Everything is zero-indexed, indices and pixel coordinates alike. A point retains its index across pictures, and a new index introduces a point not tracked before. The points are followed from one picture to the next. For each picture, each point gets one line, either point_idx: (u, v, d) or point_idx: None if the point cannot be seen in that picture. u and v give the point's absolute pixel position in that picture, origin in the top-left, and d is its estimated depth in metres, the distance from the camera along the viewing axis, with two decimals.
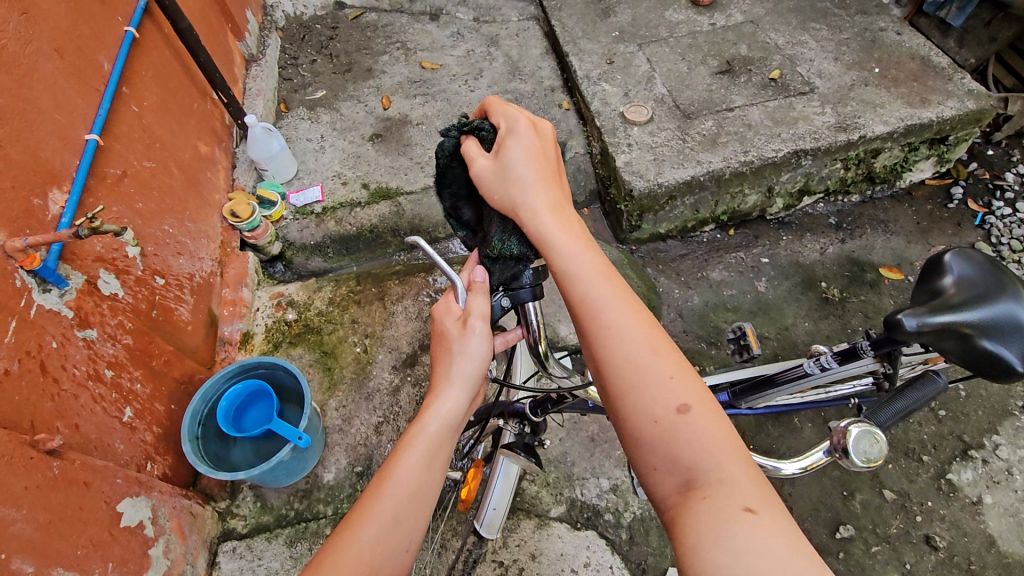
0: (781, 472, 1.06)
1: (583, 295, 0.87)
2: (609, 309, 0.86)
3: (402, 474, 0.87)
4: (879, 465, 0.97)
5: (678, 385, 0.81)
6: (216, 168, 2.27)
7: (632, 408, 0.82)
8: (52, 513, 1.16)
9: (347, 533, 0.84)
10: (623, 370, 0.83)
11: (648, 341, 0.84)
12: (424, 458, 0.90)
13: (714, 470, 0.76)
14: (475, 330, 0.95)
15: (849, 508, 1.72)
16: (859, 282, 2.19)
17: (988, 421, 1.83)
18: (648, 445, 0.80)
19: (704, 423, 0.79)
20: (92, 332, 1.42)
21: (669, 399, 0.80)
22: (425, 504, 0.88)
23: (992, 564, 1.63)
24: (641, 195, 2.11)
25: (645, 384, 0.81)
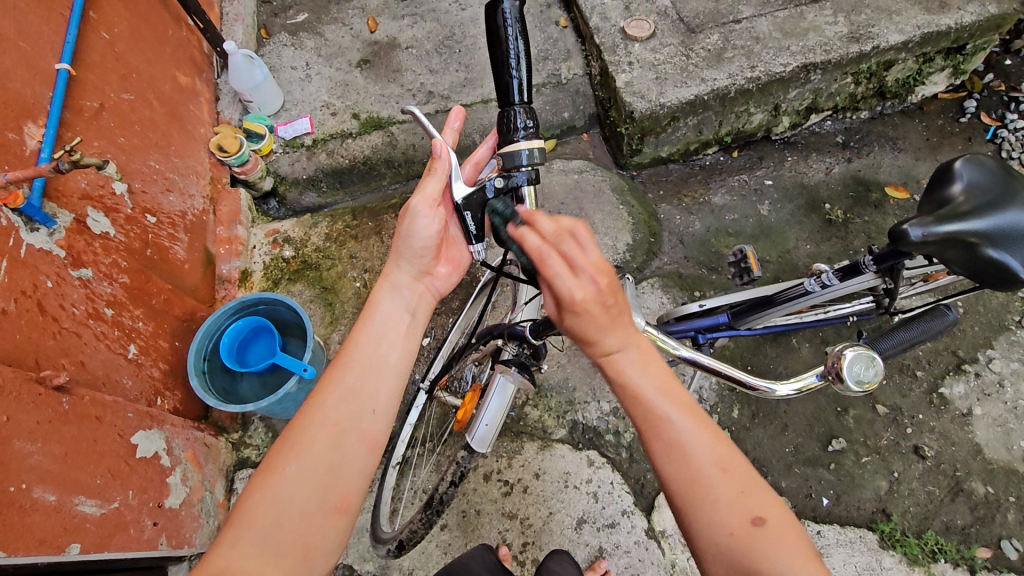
0: (774, 394, 1.03)
1: (661, 415, 0.79)
2: (680, 423, 0.79)
3: (364, 345, 0.95)
4: (871, 388, 0.96)
5: (750, 497, 0.76)
6: (199, 100, 2.17)
7: (703, 526, 0.75)
8: (68, 445, 1.18)
9: (312, 402, 0.90)
10: (706, 487, 0.76)
11: (715, 455, 0.78)
12: (381, 330, 0.97)
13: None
14: (420, 210, 1.00)
15: (842, 423, 1.77)
16: (864, 203, 2.15)
17: (985, 336, 1.85)
18: (726, 567, 0.74)
19: (782, 540, 0.74)
20: (87, 271, 1.41)
21: (745, 509, 0.75)
22: (395, 378, 0.94)
23: (977, 470, 1.70)
24: (643, 117, 2.04)
25: (724, 501, 0.75)
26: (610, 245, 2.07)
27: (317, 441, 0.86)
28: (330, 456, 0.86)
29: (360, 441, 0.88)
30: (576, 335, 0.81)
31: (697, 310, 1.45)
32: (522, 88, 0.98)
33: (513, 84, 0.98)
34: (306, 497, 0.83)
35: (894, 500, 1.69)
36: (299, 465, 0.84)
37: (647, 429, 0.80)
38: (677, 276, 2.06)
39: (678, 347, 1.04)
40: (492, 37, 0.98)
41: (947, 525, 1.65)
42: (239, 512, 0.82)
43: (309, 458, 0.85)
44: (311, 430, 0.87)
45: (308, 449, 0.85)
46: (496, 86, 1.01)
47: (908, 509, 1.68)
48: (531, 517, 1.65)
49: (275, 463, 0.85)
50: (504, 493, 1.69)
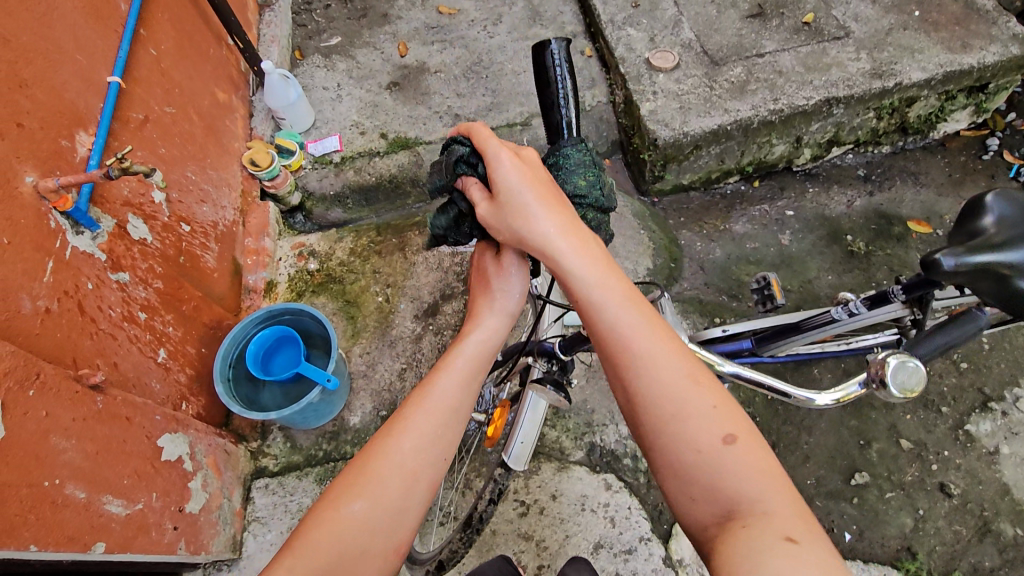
0: (814, 403, 1.05)
1: (614, 326, 0.84)
2: (644, 340, 0.83)
3: (444, 393, 0.90)
4: (916, 394, 0.96)
5: (720, 415, 0.79)
6: (234, 116, 2.24)
7: (671, 443, 0.79)
8: (100, 443, 1.20)
9: (384, 440, 0.86)
10: (672, 400, 0.79)
11: (687, 371, 0.81)
12: (461, 379, 0.92)
13: (762, 505, 0.73)
14: (513, 270, 1.00)
15: (865, 457, 1.75)
16: (886, 235, 2.15)
17: (1011, 373, 1.83)
18: (689, 483, 0.77)
19: (745, 455, 0.77)
20: (124, 275, 1.45)
21: (714, 428, 0.78)
22: (457, 425, 0.90)
23: (1005, 510, 1.66)
24: (666, 145, 2.07)
25: (693, 416, 0.78)
26: (631, 270, 2.08)
27: (386, 482, 0.83)
28: (395, 504, 0.83)
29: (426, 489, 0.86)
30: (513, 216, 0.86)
31: (719, 334, 1.43)
32: (571, 126, 1.02)
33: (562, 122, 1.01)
34: (369, 540, 0.80)
35: (919, 539, 1.65)
36: (364, 505, 0.82)
37: (614, 342, 0.84)
38: (697, 302, 2.07)
39: (721, 362, 1.10)
40: (540, 80, 1.02)
41: (974, 567, 1.61)
42: (298, 537, 0.81)
43: (378, 500, 0.82)
44: (383, 470, 0.84)
45: (378, 491, 0.83)
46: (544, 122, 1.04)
47: (934, 548, 1.64)
48: (547, 539, 1.62)
49: (343, 498, 0.82)
50: (520, 514, 1.67)
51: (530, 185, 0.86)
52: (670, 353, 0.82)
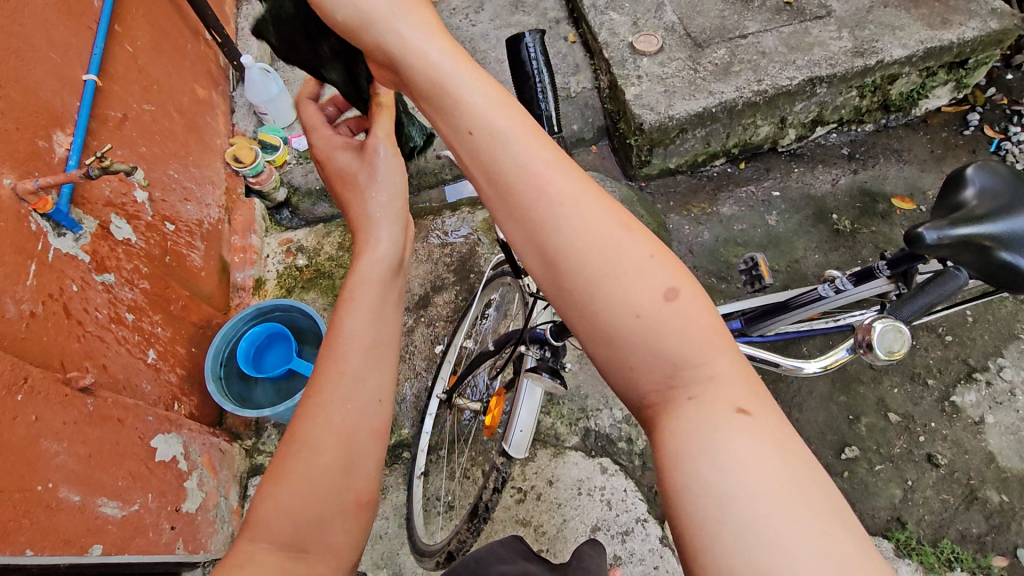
0: (803, 372, 1.06)
1: (516, 163, 0.61)
2: (551, 174, 0.61)
3: (354, 331, 0.78)
4: (901, 357, 0.97)
5: (656, 263, 0.59)
6: (215, 112, 2.21)
7: (600, 307, 0.58)
8: (93, 446, 1.19)
9: (305, 408, 0.77)
10: (586, 247, 0.59)
11: (607, 212, 0.61)
12: (374, 313, 0.80)
13: (706, 369, 0.58)
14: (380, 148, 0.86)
15: (854, 431, 1.78)
16: (871, 213, 2.18)
17: (994, 345, 1.86)
18: (630, 354, 0.58)
19: (691, 310, 0.59)
20: (110, 276, 1.43)
21: (651, 280, 0.58)
22: (388, 355, 0.81)
23: (991, 478, 1.70)
24: (652, 129, 2.07)
25: (629, 270, 0.58)
26: None
27: (321, 445, 0.75)
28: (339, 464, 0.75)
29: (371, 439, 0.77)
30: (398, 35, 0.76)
31: None
32: (551, 119, 1.02)
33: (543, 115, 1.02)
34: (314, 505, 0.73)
35: (908, 509, 1.68)
36: (293, 484, 0.73)
37: (517, 186, 0.60)
38: None
39: None
40: (517, 74, 1.02)
41: (962, 534, 1.65)
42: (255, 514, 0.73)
43: (319, 466, 0.74)
44: (318, 437, 0.75)
45: (315, 454, 0.74)
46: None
47: (923, 518, 1.67)
48: (544, 524, 1.65)
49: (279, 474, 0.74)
50: (518, 501, 1.69)
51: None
52: (580, 183, 0.61)
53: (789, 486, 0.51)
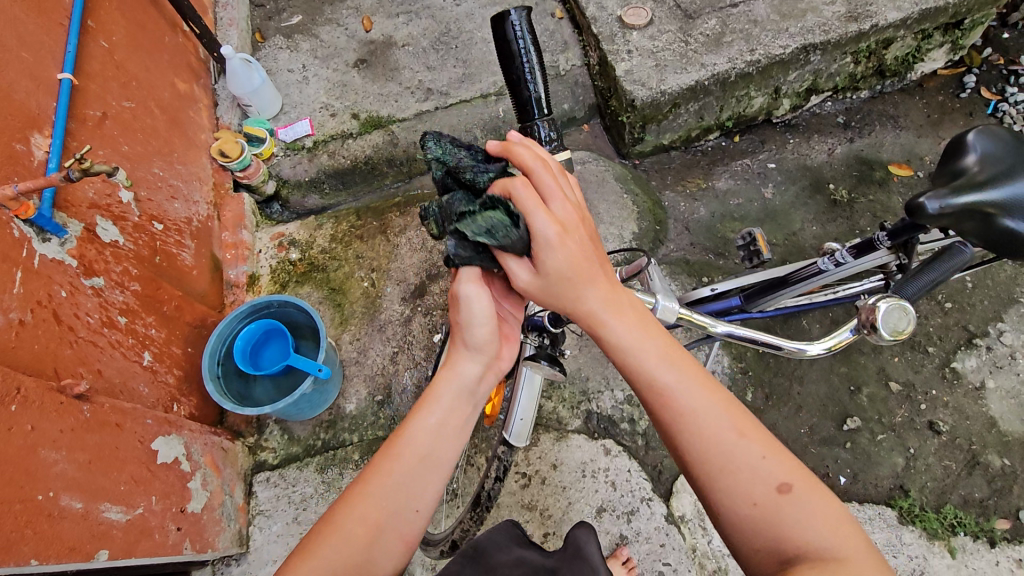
0: (805, 354, 1.04)
1: (663, 382, 0.90)
2: (688, 395, 0.90)
3: (418, 439, 0.95)
4: (906, 336, 0.97)
5: (770, 463, 0.85)
6: (198, 106, 2.16)
7: (725, 495, 0.85)
8: (92, 452, 1.18)
9: (358, 487, 0.94)
10: (723, 451, 0.86)
11: (732, 423, 0.88)
12: (436, 430, 0.97)
13: (833, 552, 0.79)
14: (469, 288, 0.96)
15: (855, 401, 1.78)
16: (868, 181, 2.15)
17: (994, 310, 1.85)
18: (756, 535, 0.83)
19: (804, 500, 0.83)
20: (99, 280, 1.41)
21: (768, 477, 0.84)
22: (440, 470, 0.96)
23: (992, 442, 1.71)
24: (644, 105, 2.04)
25: (743, 467, 0.85)
26: (616, 235, 2.07)
27: (354, 530, 0.90)
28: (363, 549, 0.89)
29: (398, 542, 0.92)
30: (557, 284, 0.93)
31: (709, 294, 1.44)
32: (540, 100, 1.00)
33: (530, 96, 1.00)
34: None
35: (911, 476, 1.69)
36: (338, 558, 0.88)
37: (663, 406, 0.90)
38: (684, 263, 2.06)
39: (714, 323, 1.06)
40: (504, 54, 1.00)
41: (965, 499, 1.66)
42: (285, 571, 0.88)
43: (348, 547, 0.89)
44: (348, 519, 0.91)
45: (347, 534, 0.90)
46: (512, 96, 1.03)
47: (925, 485, 1.68)
48: (550, 508, 1.65)
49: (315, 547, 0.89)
50: (522, 486, 1.69)
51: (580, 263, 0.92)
52: (712, 400, 0.90)
53: None
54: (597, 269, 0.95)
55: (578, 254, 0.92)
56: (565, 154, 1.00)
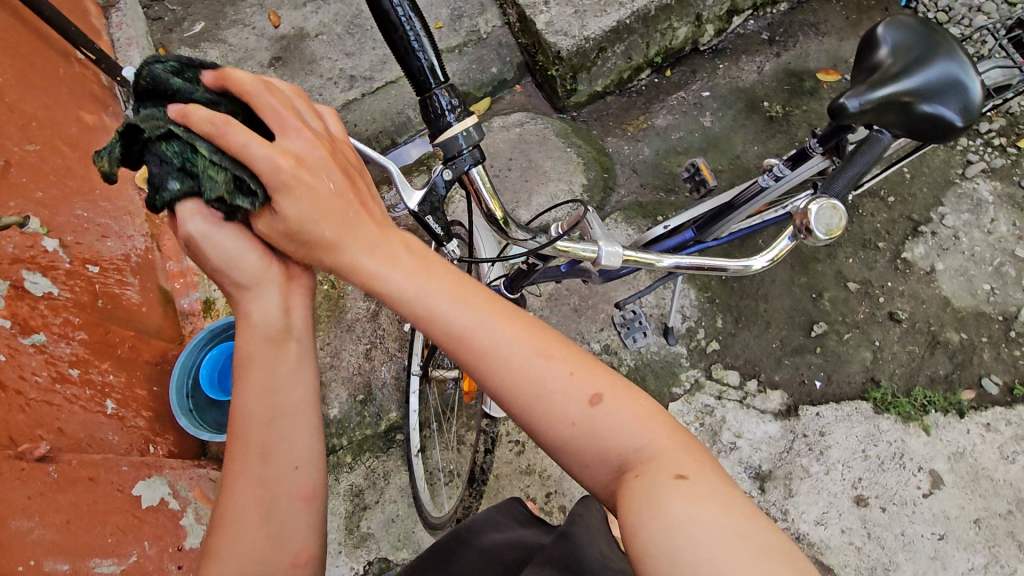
0: (751, 269, 1.04)
1: (452, 325, 0.76)
2: (481, 328, 0.76)
3: (245, 416, 0.81)
4: (840, 233, 0.97)
5: (581, 379, 0.76)
6: (112, 137, 2.03)
7: (547, 421, 0.76)
8: (67, 512, 1.15)
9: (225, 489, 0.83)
10: (531, 382, 0.75)
11: (536, 347, 0.77)
12: (263, 390, 0.81)
13: (649, 451, 0.74)
14: (219, 232, 0.77)
15: (819, 307, 1.83)
16: (800, 93, 2.17)
17: (934, 195, 1.91)
18: (578, 452, 0.76)
19: (618, 405, 0.76)
20: (40, 336, 1.35)
21: (580, 391, 0.75)
22: (307, 421, 0.84)
23: (949, 321, 1.78)
24: (570, 54, 2.02)
25: (556, 391, 0.75)
26: (566, 190, 2.06)
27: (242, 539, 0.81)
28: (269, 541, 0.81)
29: (294, 501, 0.83)
30: (309, 238, 0.75)
31: (663, 232, 1.39)
32: (436, 68, 0.96)
33: (423, 66, 0.96)
34: None
35: (880, 367, 1.76)
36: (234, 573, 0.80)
37: (460, 348, 0.76)
38: (638, 205, 2.06)
39: (660, 259, 1.05)
40: (385, 28, 0.95)
41: (932, 378, 1.74)
42: None
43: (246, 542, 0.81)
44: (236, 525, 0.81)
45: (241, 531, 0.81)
46: (405, 73, 0.98)
47: (894, 372, 1.76)
48: (548, 468, 1.68)
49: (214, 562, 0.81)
50: (518, 453, 1.70)
51: (329, 204, 0.74)
52: (508, 323, 0.77)
53: (709, 496, 0.67)
54: (355, 204, 0.77)
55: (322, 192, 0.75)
56: (474, 117, 0.97)
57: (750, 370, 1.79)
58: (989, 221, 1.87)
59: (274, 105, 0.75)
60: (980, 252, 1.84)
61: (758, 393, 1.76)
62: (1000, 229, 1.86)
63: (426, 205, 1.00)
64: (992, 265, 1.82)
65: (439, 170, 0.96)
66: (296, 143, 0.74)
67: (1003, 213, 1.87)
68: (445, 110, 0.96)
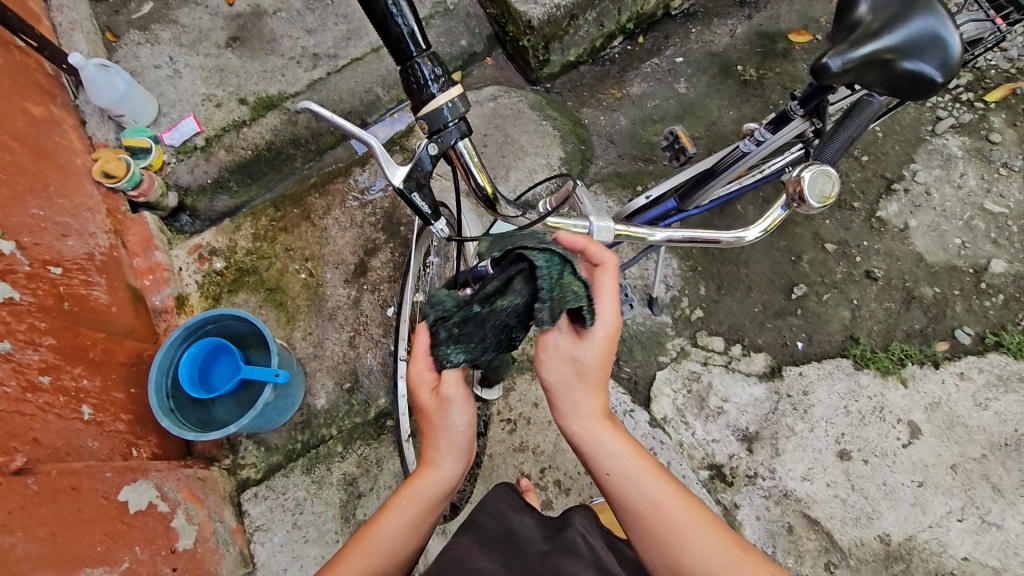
0: (743, 241, 1.06)
1: (644, 496, 0.93)
2: (668, 502, 0.92)
3: (388, 535, 0.99)
4: (832, 200, 1.02)
5: (742, 559, 0.88)
6: (63, 128, 1.91)
7: None
8: (52, 525, 1.12)
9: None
10: (697, 546, 0.88)
11: (703, 520, 0.91)
12: (410, 523, 1.00)
13: None
14: (455, 395, 0.99)
15: (799, 270, 1.85)
16: (773, 55, 2.16)
17: (906, 153, 1.93)
18: None
19: (757, 571, 0.88)
20: (5, 344, 1.28)
21: (746, 568, 0.87)
22: (401, 561, 0.99)
23: (922, 276, 1.82)
24: (541, 24, 1.97)
25: (722, 565, 0.87)
26: (544, 164, 2.03)
27: None
28: None
29: None
30: (579, 380, 0.97)
31: (645, 202, 1.43)
32: (415, 34, 0.94)
33: (403, 32, 0.93)
34: None
35: (859, 325, 1.80)
36: None
37: (649, 517, 0.92)
38: (617, 176, 2.05)
39: (652, 233, 1.07)
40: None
41: (908, 333, 1.79)
42: None
43: None
44: None
45: None
46: (382, 37, 0.95)
47: (872, 329, 1.80)
48: (541, 443, 1.69)
49: None
50: (510, 431, 1.71)
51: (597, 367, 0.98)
52: (683, 505, 0.93)
53: None
54: (599, 383, 0.99)
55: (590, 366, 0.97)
56: (459, 87, 0.96)
57: (734, 335, 1.81)
58: (959, 176, 1.90)
59: (613, 282, 0.97)
60: (951, 207, 1.87)
61: (743, 357, 1.79)
62: (970, 183, 1.89)
63: (411, 181, 1.01)
64: (962, 219, 1.86)
65: (424, 145, 0.97)
66: (608, 317, 0.96)
67: (972, 167, 1.91)
68: (430, 80, 0.95)
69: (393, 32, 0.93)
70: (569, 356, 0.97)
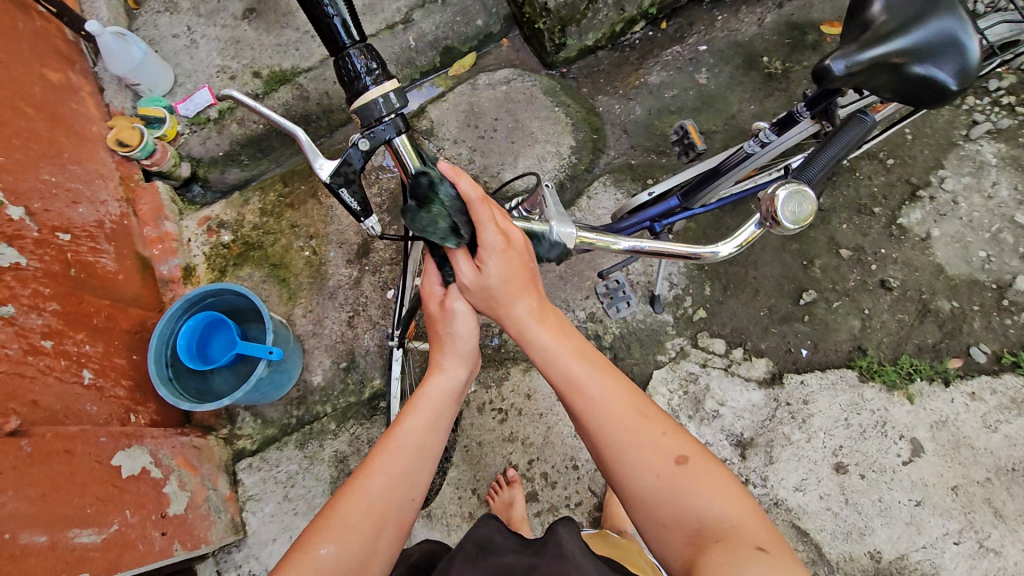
0: (717, 256, 0.99)
1: (569, 378, 0.91)
2: (596, 385, 0.90)
3: (410, 433, 0.95)
4: (809, 222, 0.93)
5: (672, 440, 0.86)
6: (80, 95, 1.94)
7: (632, 473, 0.84)
8: (43, 485, 1.17)
9: (356, 482, 0.91)
10: (625, 433, 0.86)
11: (637, 409, 0.88)
12: (429, 422, 0.97)
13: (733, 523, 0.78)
14: (456, 306, 1.01)
15: (809, 275, 1.79)
16: (801, 48, 2.06)
17: (935, 158, 1.84)
18: (658, 511, 0.82)
19: (708, 474, 0.83)
20: (9, 307, 1.32)
21: (671, 450, 0.84)
22: (428, 460, 0.95)
23: (941, 289, 1.74)
24: (558, 6, 1.93)
25: (649, 447, 0.85)
26: (554, 152, 1.99)
27: (354, 522, 0.87)
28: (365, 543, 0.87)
29: (396, 524, 0.90)
30: (490, 297, 0.95)
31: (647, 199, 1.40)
32: (347, 23, 0.95)
33: (337, 23, 0.95)
34: None
35: (868, 336, 1.74)
36: (333, 549, 0.84)
37: (577, 400, 0.90)
38: (628, 168, 2.00)
39: (617, 241, 1.02)
40: None
41: (920, 347, 1.72)
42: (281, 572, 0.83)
43: (347, 539, 0.86)
44: (347, 509, 0.88)
45: (344, 530, 0.86)
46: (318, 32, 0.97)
47: (882, 341, 1.73)
48: (531, 435, 1.69)
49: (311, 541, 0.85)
50: (500, 421, 1.71)
51: (508, 278, 0.94)
52: (613, 385, 0.91)
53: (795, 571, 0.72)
54: (528, 281, 0.97)
55: (516, 263, 0.95)
56: (393, 81, 0.96)
57: (737, 338, 1.77)
58: (990, 185, 1.80)
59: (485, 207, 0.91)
60: (979, 218, 1.78)
61: (743, 361, 1.75)
62: (1002, 193, 1.79)
63: (340, 177, 1.02)
64: (990, 231, 1.77)
65: (357, 139, 0.97)
66: (495, 236, 0.91)
67: (1006, 177, 1.80)
68: (360, 72, 0.95)
69: (325, 22, 0.95)
70: (477, 286, 0.95)
